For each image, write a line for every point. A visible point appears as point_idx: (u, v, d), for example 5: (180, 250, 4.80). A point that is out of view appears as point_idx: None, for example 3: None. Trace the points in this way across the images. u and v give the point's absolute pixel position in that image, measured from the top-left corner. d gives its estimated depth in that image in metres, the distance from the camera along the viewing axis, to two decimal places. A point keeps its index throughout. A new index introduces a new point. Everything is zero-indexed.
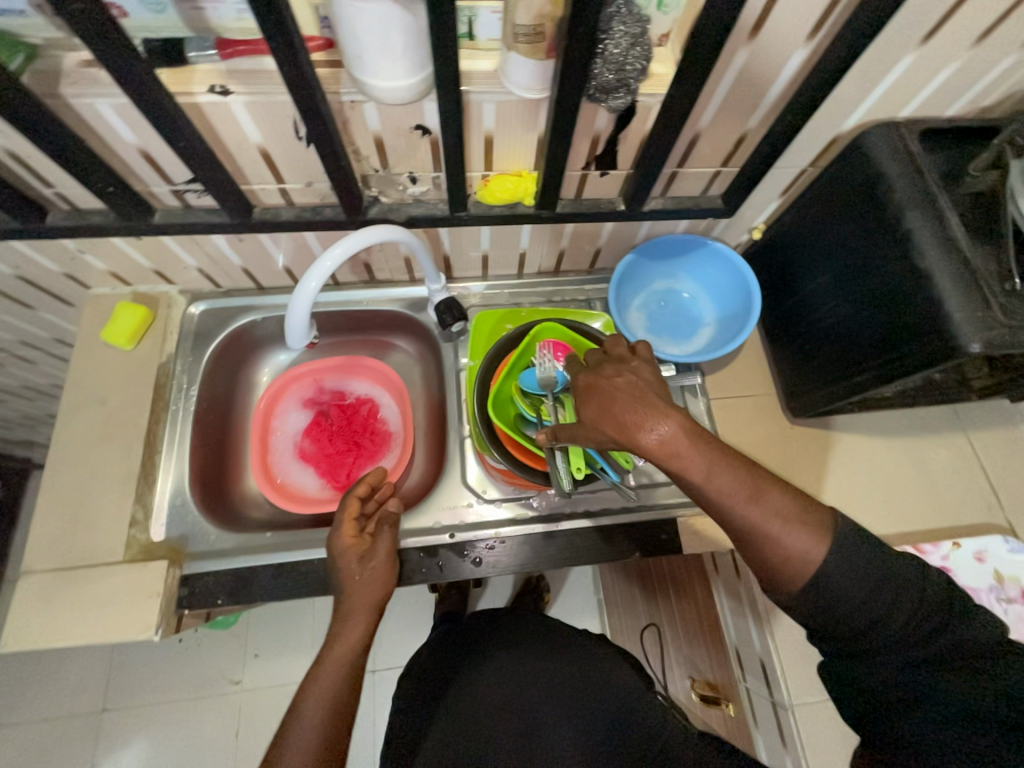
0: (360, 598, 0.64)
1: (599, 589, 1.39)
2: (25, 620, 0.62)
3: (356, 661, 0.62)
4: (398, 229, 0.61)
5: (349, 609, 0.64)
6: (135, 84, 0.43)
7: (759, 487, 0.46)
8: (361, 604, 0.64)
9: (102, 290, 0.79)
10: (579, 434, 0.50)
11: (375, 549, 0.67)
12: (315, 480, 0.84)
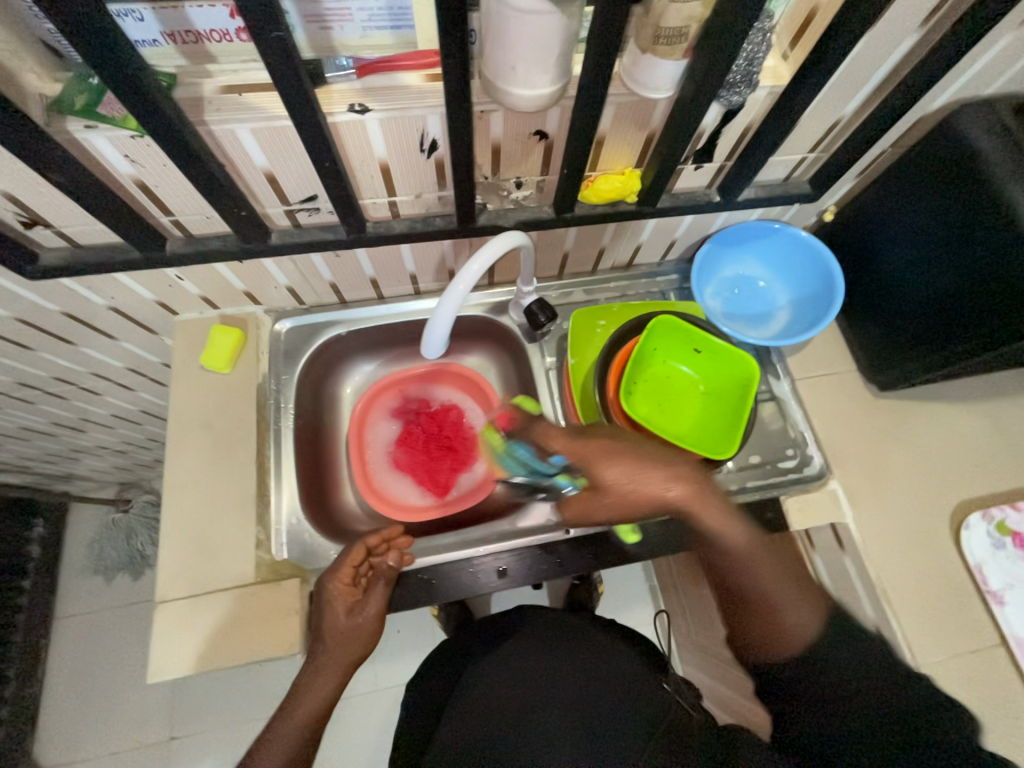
0: (334, 653, 0.64)
1: (651, 576, 1.43)
2: (170, 646, 0.63)
3: (321, 716, 0.62)
4: (517, 234, 0.60)
5: (324, 662, 0.64)
6: (299, 108, 0.44)
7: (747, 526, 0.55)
8: (335, 663, 0.64)
9: (189, 316, 0.79)
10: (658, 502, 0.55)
11: (364, 604, 0.66)
12: (417, 492, 0.85)
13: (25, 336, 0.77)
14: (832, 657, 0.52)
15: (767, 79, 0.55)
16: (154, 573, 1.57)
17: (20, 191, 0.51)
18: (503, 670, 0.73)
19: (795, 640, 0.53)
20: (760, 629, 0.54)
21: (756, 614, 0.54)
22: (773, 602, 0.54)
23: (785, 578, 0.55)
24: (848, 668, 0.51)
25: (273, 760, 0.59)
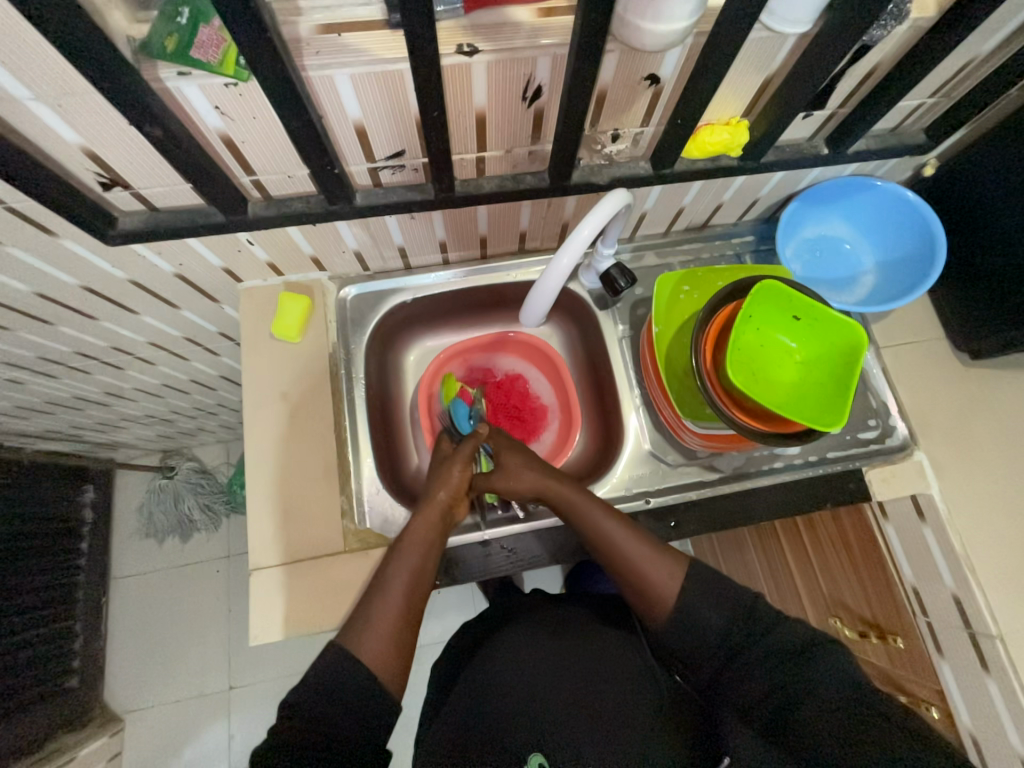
0: (422, 520, 0.65)
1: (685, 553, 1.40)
2: (266, 611, 0.65)
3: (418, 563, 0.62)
4: (618, 195, 0.59)
5: (413, 532, 0.64)
6: (416, 47, 0.40)
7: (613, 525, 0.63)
8: (424, 531, 0.64)
9: (254, 283, 0.77)
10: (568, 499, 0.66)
11: (448, 478, 0.69)
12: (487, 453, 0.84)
13: (89, 305, 0.75)
14: (692, 597, 0.58)
15: (914, 10, 0.49)
16: (203, 536, 1.62)
17: (105, 148, 0.48)
18: (498, 663, 0.69)
19: (660, 589, 0.59)
20: (639, 592, 0.60)
21: (632, 578, 0.61)
22: (634, 559, 0.61)
23: (635, 537, 0.63)
24: (706, 614, 0.57)
25: (382, 617, 0.57)
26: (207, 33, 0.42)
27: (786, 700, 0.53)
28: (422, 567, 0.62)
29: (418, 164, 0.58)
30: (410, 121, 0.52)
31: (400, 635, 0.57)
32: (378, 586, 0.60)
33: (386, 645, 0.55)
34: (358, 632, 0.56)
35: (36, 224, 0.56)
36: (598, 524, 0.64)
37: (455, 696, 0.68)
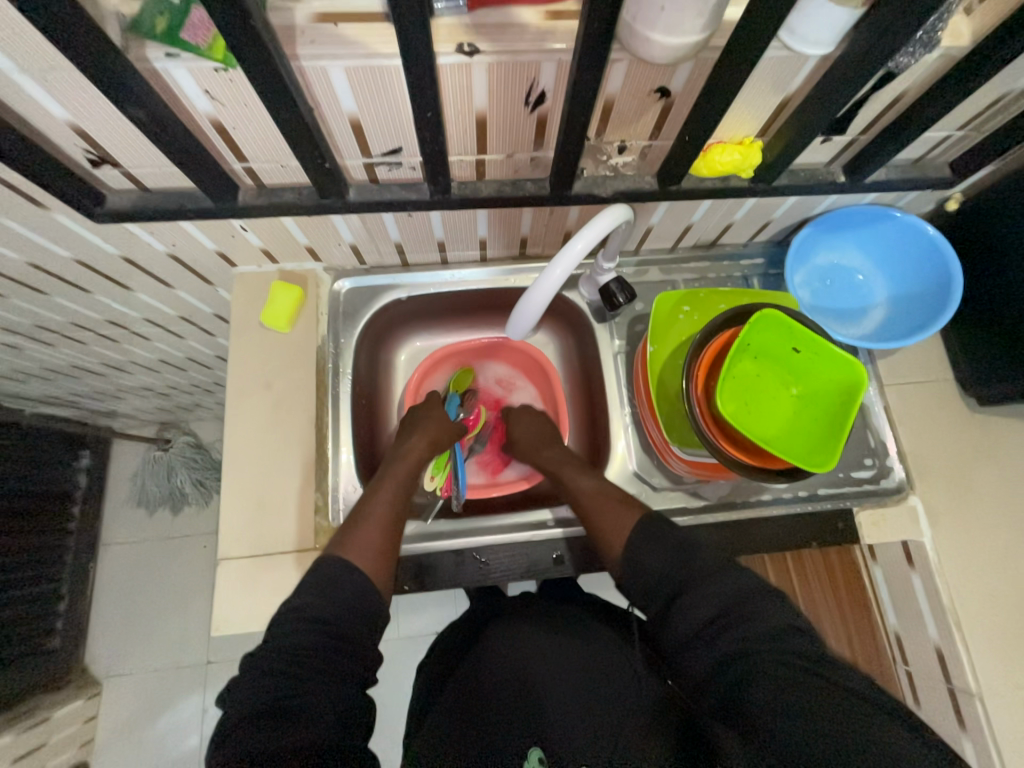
0: (412, 446, 0.72)
1: None
2: (231, 602, 0.64)
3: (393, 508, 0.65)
4: (618, 209, 0.57)
5: (403, 458, 0.71)
6: (409, 44, 0.38)
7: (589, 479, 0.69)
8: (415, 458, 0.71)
9: (248, 269, 0.76)
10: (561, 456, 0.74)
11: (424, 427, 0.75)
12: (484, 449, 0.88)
13: (82, 278, 0.75)
14: (642, 546, 0.58)
15: (946, 37, 0.46)
16: (193, 511, 1.63)
17: (93, 126, 0.47)
18: (495, 660, 0.67)
19: (618, 535, 0.62)
20: (601, 538, 0.63)
21: (595, 527, 0.64)
22: (596, 506, 0.65)
23: (601, 492, 0.67)
24: (652, 562, 0.57)
25: (371, 520, 0.63)
26: (198, 15, 0.40)
27: (741, 669, 0.47)
28: (405, 486, 0.69)
29: (416, 162, 0.57)
30: (407, 119, 0.50)
31: (386, 540, 0.62)
32: (367, 498, 0.66)
33: (373, 550, 0.60)
34: (347, 534, 0.61)
35: (26, 195, 0.55)
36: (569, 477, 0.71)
37: (446, 702, 0.67)
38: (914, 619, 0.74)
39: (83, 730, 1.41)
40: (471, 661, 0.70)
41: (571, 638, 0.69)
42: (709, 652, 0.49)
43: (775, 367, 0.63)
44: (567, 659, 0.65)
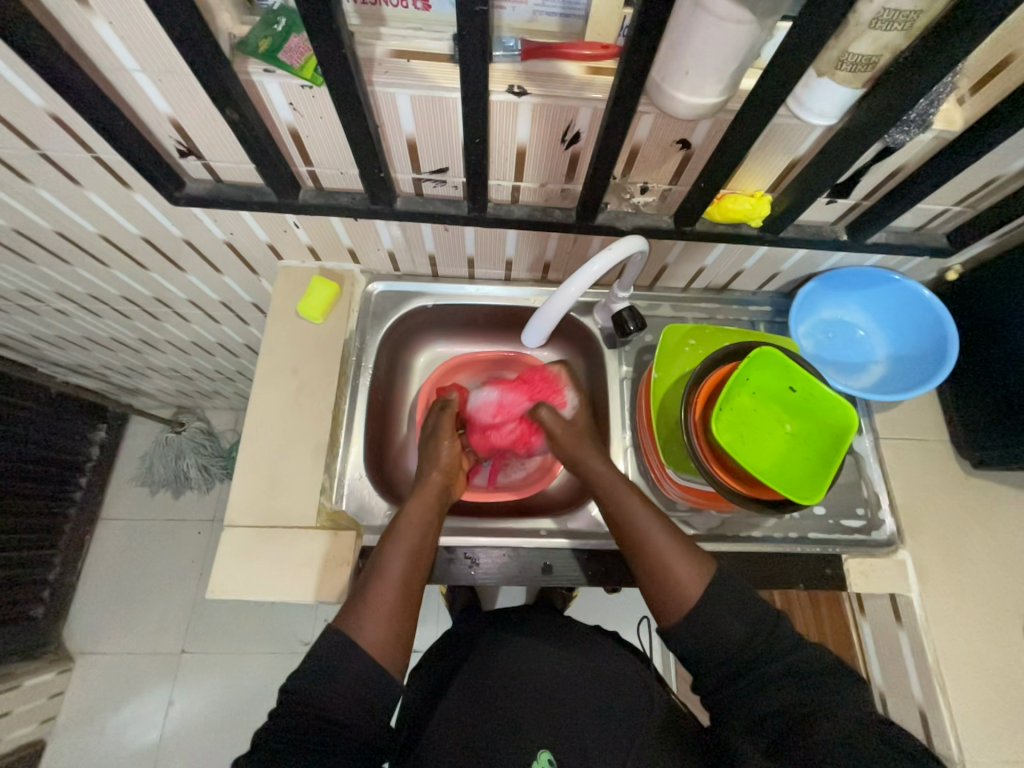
0: (418, 506, 0.67)
1: None
2: (229, 568, 0.67)
3: (406, 580, 0.61)
4: (635, 239, 0.62)
5: (409, 517, 0.66)
6: (469, 81, 0.45)
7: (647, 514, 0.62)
8: (423, 513, 0.66)
9: (292, 262, 0.83)
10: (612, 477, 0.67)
11: (438, 456, 0.73)
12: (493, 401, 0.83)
13: (142, 254, 0.82)
14: (716, 608, 0.56)
15: (939, 122, 0.52)
16: (194, 495, 1.66)
17: (189, 121, 0.55)
18: (502, 662, 0.71)
19: (683, 595, 0.57)
20: (660, 593, 0.58)
21: (655, 580, 0.59)
22: (657, 558, 0.59)
23: (664, 527, 0.61)
24: (732, 629, 0.55)
25: (385, 599, 0.59)
26: (296, 41, 0.48)
27: (797, 722, 0.51)
28: (423, 550, 0.64)
29: (459, 182, 0.64)
30: (457, 145, 0.57)
31: (400, 610, 0.59)
32: (381, 566, 0.61)
33: (384, 630, 0.57)
34: (360, 615, 0.58)
35: (115, 174, 0.63)
36: (628, 510, 0.63)
37: (450, 696, 0.70)
38: (899, 679, 0.73)
39: (47, 705, 1.40)
40: (473, 661, 0.74)
41: (575, 650, 0.74)
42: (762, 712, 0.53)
43: (772, 404, 0.66)
44: (574, 671, 0.70)
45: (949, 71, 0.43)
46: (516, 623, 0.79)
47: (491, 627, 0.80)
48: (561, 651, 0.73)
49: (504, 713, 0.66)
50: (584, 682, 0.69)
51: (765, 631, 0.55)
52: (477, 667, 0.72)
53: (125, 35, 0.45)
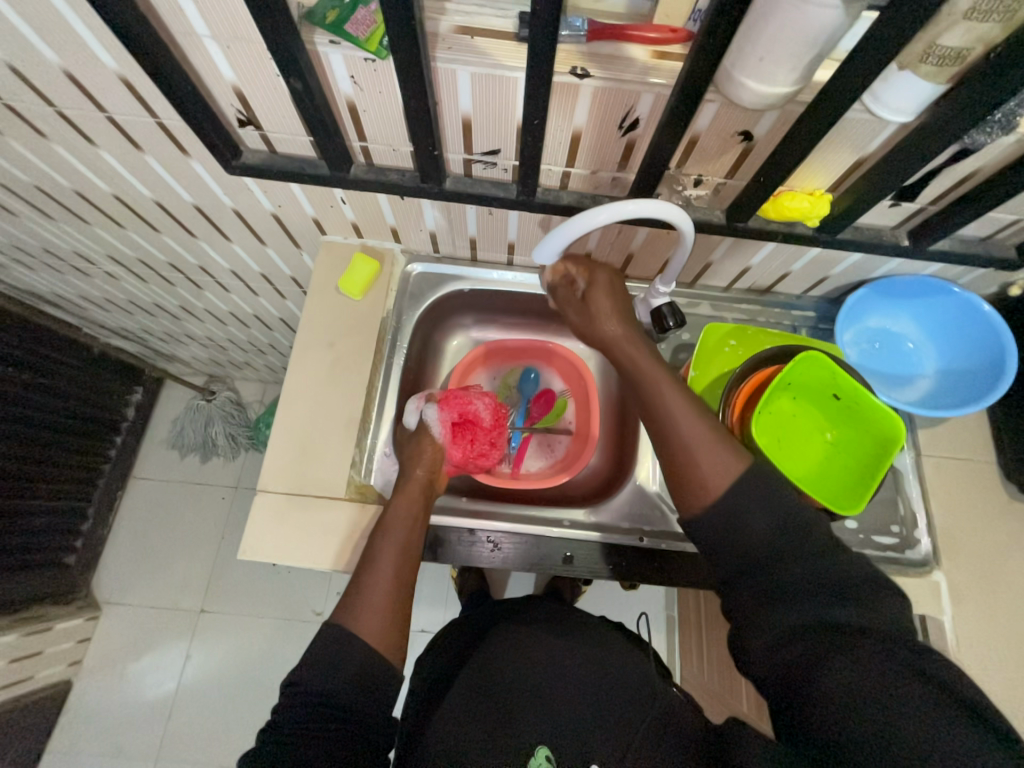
0: (403, 502, 0.67)
1: (672, 608, 1.34)
2: (259, 531, 0.69)
3: (396, 576, 0.62)
4: (677, 212, 0.56)
5: (394, 513, 0.66)
6: (536, 60, 0.44)
7: (681, 406, 0.58)
8: (407, 509, 0.67)
9: (335, 238, 0.84)
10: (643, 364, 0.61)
11: (422, 454, 0.72)
12: (443, 422, 0.75)
13: (192, 222, 0.84)
14: (741, 501, 0.54)
15: (1023, 125, 0.49)
16: (220, 462, 1.71)
17: (251, 90, 0.55)
18: (505, 655, 0.72)
19: (706, 483, 0.55)
20: (683, 486, 0.57)
21: (679, 480, 0.57)
22: (685, 449, 0.57)
23: (698, 419, 0.58)
24: (753, 524, 0.53)
25: (378, 594, 0.60)
26: (363, 13, 0.49)
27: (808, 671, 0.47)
28: (412, 547, 0.65)
29: (509, 165, 0.63)
30: (512, 125, 0.57)
31: (398, 601, 0.60)
32: (371, 565, 0.62)
33: (383, 621, 0.58)
34: (355, 612, 0.58)
35: (175, 141, 0.65)
36: (660, 402, 0.59)
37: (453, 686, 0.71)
38: None
39: (75, 648, 1.47)
40: (476, 653, 0.75)
41: (582, 642, 0.74)
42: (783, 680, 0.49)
43: (813, 411, 0.65)
44: (577, 662, 0.70)
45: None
46: (523, 616, 0.80)
47: (504, 619, 0.81)
48: (563, 643, 0.74)
49: (507, 703, 0.66)
50: (587, 676, 0.69)
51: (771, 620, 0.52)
52: (482, 657, 0.74)
53: (200, 0, 0.46)
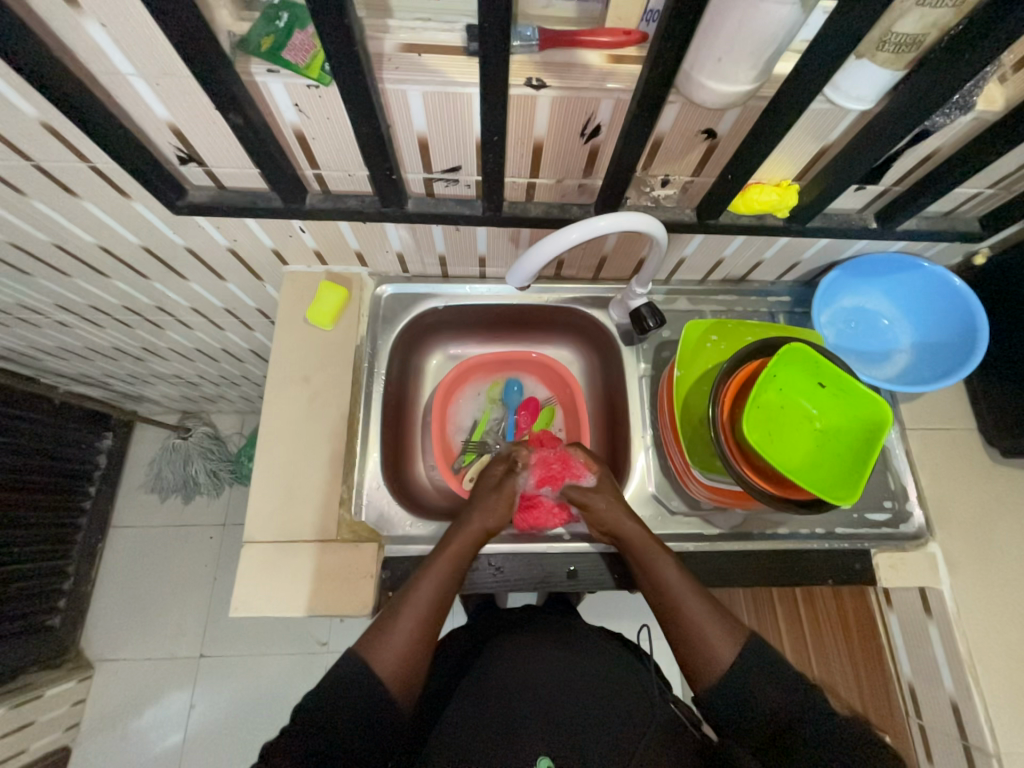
0: (473, 528, 0.66)
1: None
2: (250, 584, 0.66)
3: (429, 625, 0.60)
4: (651, 221, 0.57)
5: (454, 540, 0.65)
6: (490, 77, 0.42)
7: (680, 580, 0.61)
8: (458, 554, 0.64)
9: (298, 268, 0.80)
10: (639, 539, 0.65)
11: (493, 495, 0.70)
12: (534, 482, 0.72)
13: (143, 263, 0.79)
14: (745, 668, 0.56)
15: (979, 104, 0.50)
16: (204, 501, 1.65)
17: (190, 127, 0.52)
18: (504, 664, 0.71)
19: (710, 654, 0.57)
20: (694, 653, 0.58)
21: (690, 640, 0.58)
22: (689, 616, 0.59)
23: (698, 597, 0.60)
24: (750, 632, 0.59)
25: (402, 633, 0.58)
26: (300, 37, 0.46)
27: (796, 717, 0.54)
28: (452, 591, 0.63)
29: (472, 181, 0.61)
30: (471, 141, 0.55)
31: (426, 638, 0.59)
32: (410, 593, 0.61)
33: (400, 657, 0.57)
34: (375, 640, 0.58)
35: (113, 183, 0.60)
36: (663, 583, 0.62)
37: (452, 699, 0.70)
38: (928, 672, 0.73)
39: (70, 713, 1.40)
40: (475, 663, 0.73)
41: (576, 650, 0.73)
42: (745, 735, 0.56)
43: (801, 401, 0.64)
44: (572, 672, 0.70)
45: (1000, 52, 0.41)
46: (525, 623, 0.79)
47: (504, 623, 0.80)
48: (566, 652, 0.73)
49: (505, 716, 0.65)
50: (581, 686, 0.68)
51: (760, 648, 0.57)
52: (480, 665, 0.73)
53: (120, 38, 0.43)
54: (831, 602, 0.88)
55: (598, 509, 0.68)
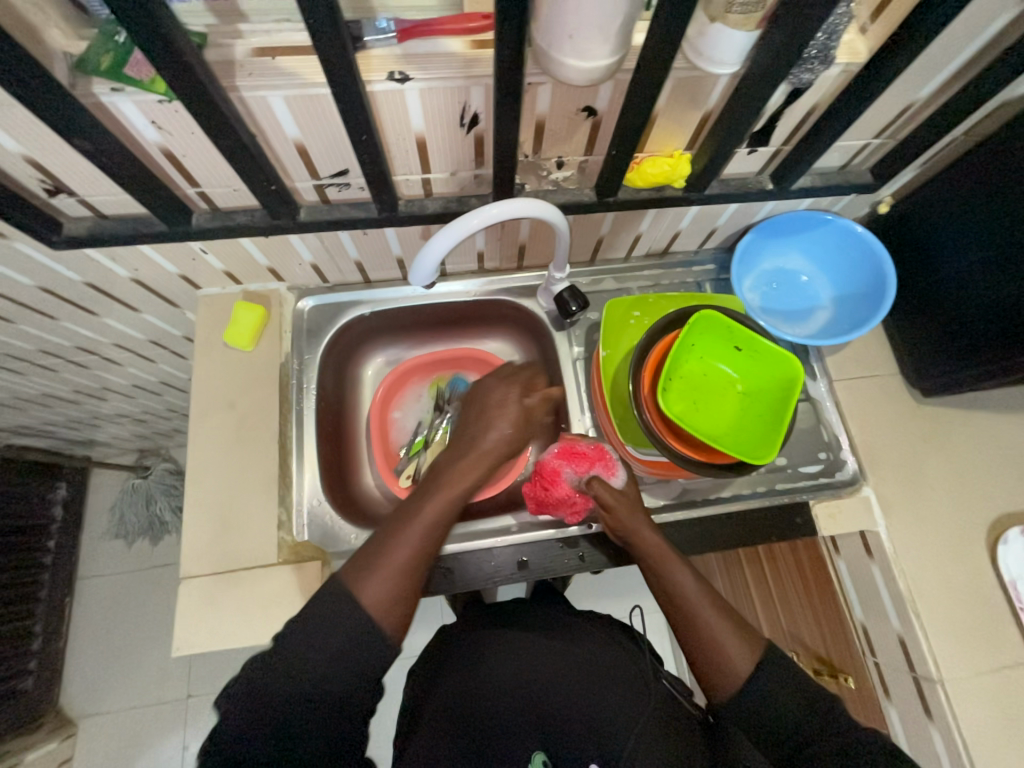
0: (461, 457, 0.60)
1: None
2: (191, 621, 0.64)
3: (420, 557, 0.54)
4: (549, 208, 0.56)
5: (443, 475, 0.58)
6: (341, 73, 0.41)
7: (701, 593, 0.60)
8: (454, 484, 0.58)
9: (212, 291, 0.78)
10: (660, 548, 0.63)
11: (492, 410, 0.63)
12: (556, 454, 0.69)
13: (46, 305, 0.75)
14: (739, 665, 0.57)
15: (842, 55, 0.50)
16: (173, 539, 1.60)
17: (47, 157, 0.49)
18: (487, 665, 0.69)
19: (732, 667, 0.57)
20: (712, 669, 0.58)
21: (708, 652, 0.58)
22: (707, 627, 0.59)
23: (717, 610, 0.60)
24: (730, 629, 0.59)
25: (389, 568, 0.53)
26: (140, 53, 0.44)
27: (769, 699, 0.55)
28: (450, 518, 0.57)
29: (364, 183, 0.60)
30: (349, 143, 0.53)
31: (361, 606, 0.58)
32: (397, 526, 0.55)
33: (389, 597, 0.52)
34: (364, 577, 0.52)
35: None
36: (688, 600, 0.60)
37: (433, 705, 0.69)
38: (876, 611, 0.75)
39: None
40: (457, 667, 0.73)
41: (557, 639, 0.73)
42: (753, 705, 0.56)
43: (720, 366, 0.66)
44: (559, 660, 0.69)
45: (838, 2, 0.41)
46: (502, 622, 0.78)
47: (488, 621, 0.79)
48: (548, 641, 0.72)
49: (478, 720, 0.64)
50: (571, 672, 0.68)
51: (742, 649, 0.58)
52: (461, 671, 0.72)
53: None
54: (787, 557, 0.91)
55: (621, 516, 0.64)
